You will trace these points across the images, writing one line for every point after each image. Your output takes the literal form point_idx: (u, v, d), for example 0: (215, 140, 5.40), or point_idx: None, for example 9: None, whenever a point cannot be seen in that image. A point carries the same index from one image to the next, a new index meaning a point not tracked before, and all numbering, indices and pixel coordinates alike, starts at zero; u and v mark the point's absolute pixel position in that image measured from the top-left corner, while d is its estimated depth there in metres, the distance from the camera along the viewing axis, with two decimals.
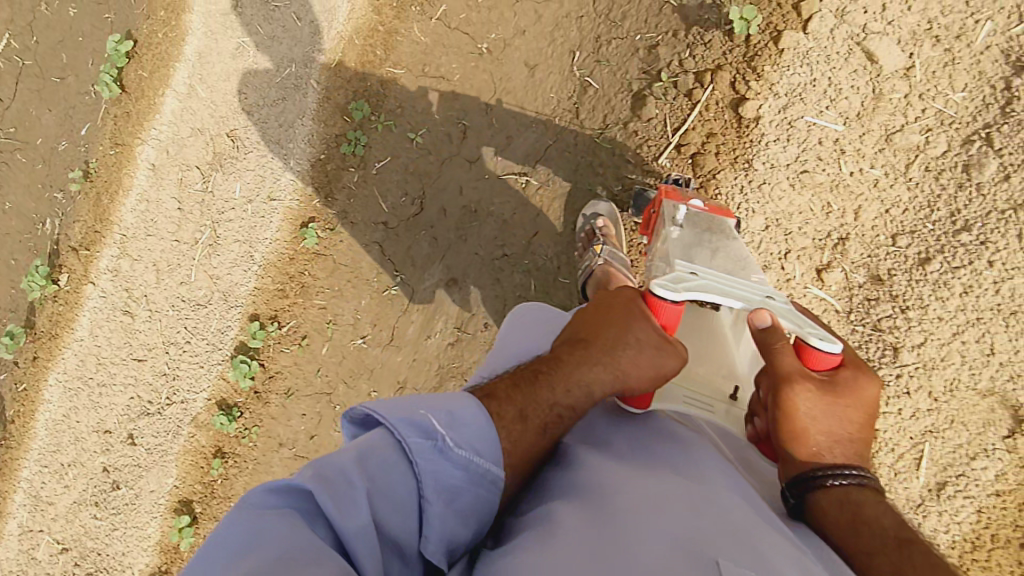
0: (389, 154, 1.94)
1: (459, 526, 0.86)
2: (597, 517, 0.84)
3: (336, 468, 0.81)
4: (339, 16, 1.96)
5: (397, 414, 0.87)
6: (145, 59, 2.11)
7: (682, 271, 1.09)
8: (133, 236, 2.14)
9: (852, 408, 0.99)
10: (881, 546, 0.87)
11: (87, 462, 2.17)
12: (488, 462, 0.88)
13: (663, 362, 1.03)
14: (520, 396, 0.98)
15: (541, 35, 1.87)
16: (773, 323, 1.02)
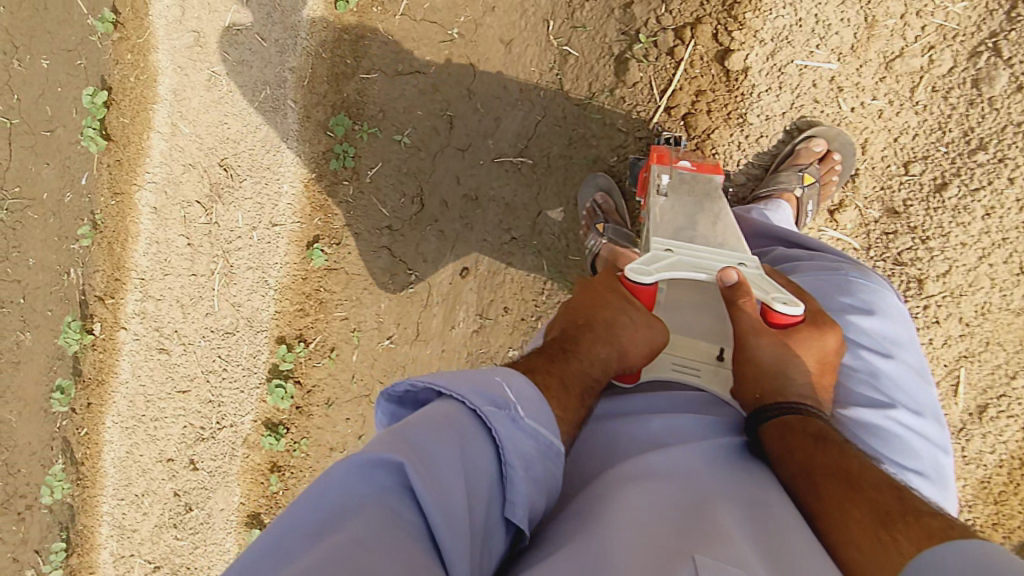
0: (380, 160, 1.91)
1: (536, 493, 0.88)
2: (600, 514, 0.84)
3: (417, 436, 0.80)
4: (303, 30, 1.93)
5: (470, 386, 0.89)
6: (124, 104, 2.11)
7: (657, 249, 1.15)
8: (151, 278, 2.20)
9: (807, 356, 1.03)
10: (800, 443, 0.94)
11: (158, 490, 2.31)
12: (552, 433, 0.92)
13: (654, 336, 1.10)
14: (558, 367, 1.03)
15: (512, 9, 1.79)
16: (739, 280, 1.05)
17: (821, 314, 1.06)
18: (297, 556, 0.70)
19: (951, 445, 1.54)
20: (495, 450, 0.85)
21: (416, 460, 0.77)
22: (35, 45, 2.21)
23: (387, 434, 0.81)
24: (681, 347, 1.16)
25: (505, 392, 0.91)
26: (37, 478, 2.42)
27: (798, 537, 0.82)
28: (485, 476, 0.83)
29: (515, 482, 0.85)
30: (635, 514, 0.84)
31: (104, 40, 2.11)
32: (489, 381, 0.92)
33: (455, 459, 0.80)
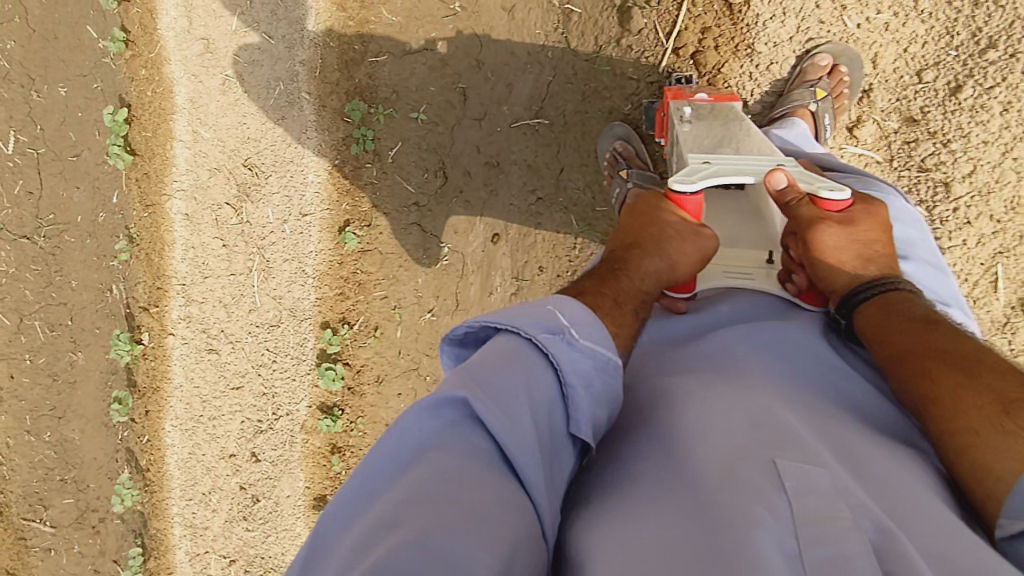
0: (399, 139, 1.97)
1: (599, 411, 0.90)
2: (670, 434, 0.88)
3: (481, 372, 0.82)
4: (309, 24, 1.98)
5: (524, 318, 0.91)
6: (145, 119, 2.18)
7: (695, 163, 1.20)
8: (192, 283, 2.27)
9: (870, 230, 1.12)
10: (908, 328, 1.00)
11: (224, 486, 2.41)
12: (608, 349, 0.92)
13: (702, 243, 1.15)
14: (608, 287, 1.05)
15: None
16: (788, 181, 1.13)
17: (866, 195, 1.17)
18: (383, 497, 0.75)
19: (997, 340, 1.59)
20: (556, 375, 0.86)
21: (482, 397, 0.79)
22: (50, 74, 2.27)
23: (452, 375, 0.85)
24: (732, 257, 1.26)
25: (557, 318, 0.92)
26: (107, 489, 2.52)
27: (863, 451, 0.87)
28: (550, 402, 0.85)
29: (578, 400, 0.87)
30: (714, 429, 0.85)
31: (117, 60, 2.18)
32: (541, 311, 0.93)
33: (519, 390, 0.82)
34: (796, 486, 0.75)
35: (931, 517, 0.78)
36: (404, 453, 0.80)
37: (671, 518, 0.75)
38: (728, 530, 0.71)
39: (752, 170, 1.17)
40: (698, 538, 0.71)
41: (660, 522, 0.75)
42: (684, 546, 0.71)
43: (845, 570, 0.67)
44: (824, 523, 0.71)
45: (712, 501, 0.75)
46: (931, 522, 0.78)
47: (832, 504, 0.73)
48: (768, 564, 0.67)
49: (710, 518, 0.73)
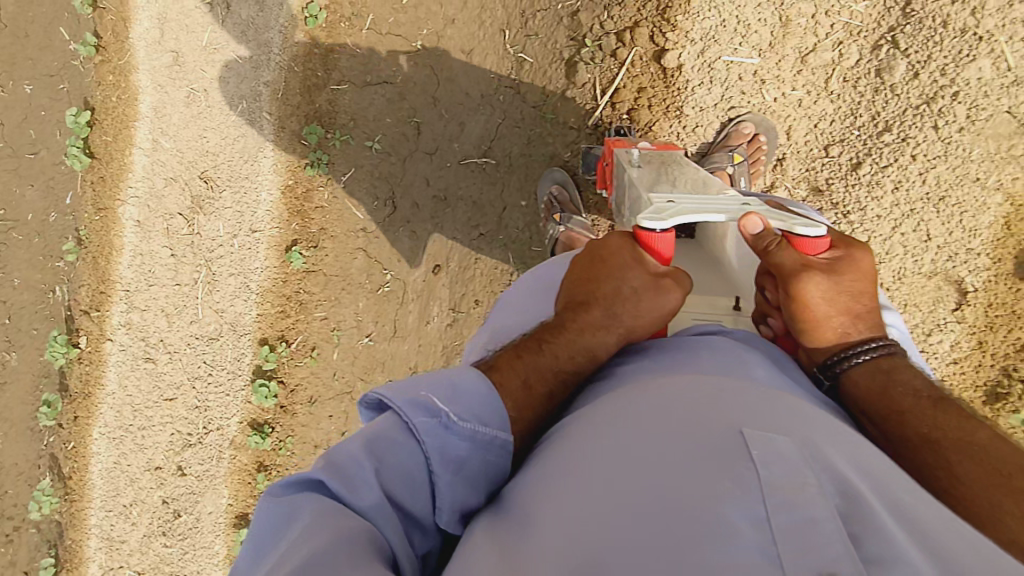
0: (353, 166, 2.05)
1: (469, 491, 0.91)
2: (624, 410, 0.87)
3: (345, 456, 0.87)
4: (276, 47, 2.08)
5: (403, 396, 0.93)
6: (106, 124, 2.24)
7: (661, 202, 1.14)
8: (135, 290, 2.31)
9: (858, 282, 1.08)
10: (916, 406, 1.00)
11: (147, 499, 2.37)
12: (494, 428, 0.93)
13: (664, 299, 1.10)
14: (522, 365, 1.03)
15: (471, 20, 1.95)
16: (764, 228, 1.09)
17: (848, 239, 1.12)
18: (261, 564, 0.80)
19: None
20: (423, 456, 0.89)
21: (336, 475, 0.85)
22: (19, 71, 2.33)
23: (327, 452, 0.90)
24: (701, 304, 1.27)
25: (435, 398, 0.92)
26: (24, 498, 2.45)
27: (825, 421, 0.86)
28: (412, 478, 0.88)
29: (443, 484, 0.89)
30: (677, 402, 0.84)
31: (86, 63, 2.23)
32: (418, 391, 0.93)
33: (374, 468, 0.85)
34: (763, 456, 0.73)
35: (904, 489, 0.77)
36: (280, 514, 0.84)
37: (633, 484, 0.74)
38: (692, 504, 0.69)
39: (725, 210, 1.11)
40: (661, 513, 0.69)
41: (618, 494, 0.73)
42: (644, 515, 0.70)
43: (816, 532, 0.65)
44: (790, 490, 0.69)
45: (674, 474, 0.74)
46: (904, 488, 0.77)
47: (799, 471, 0.72)
48: (733, 536, 0.65)
49: (673, 493, 0.71)
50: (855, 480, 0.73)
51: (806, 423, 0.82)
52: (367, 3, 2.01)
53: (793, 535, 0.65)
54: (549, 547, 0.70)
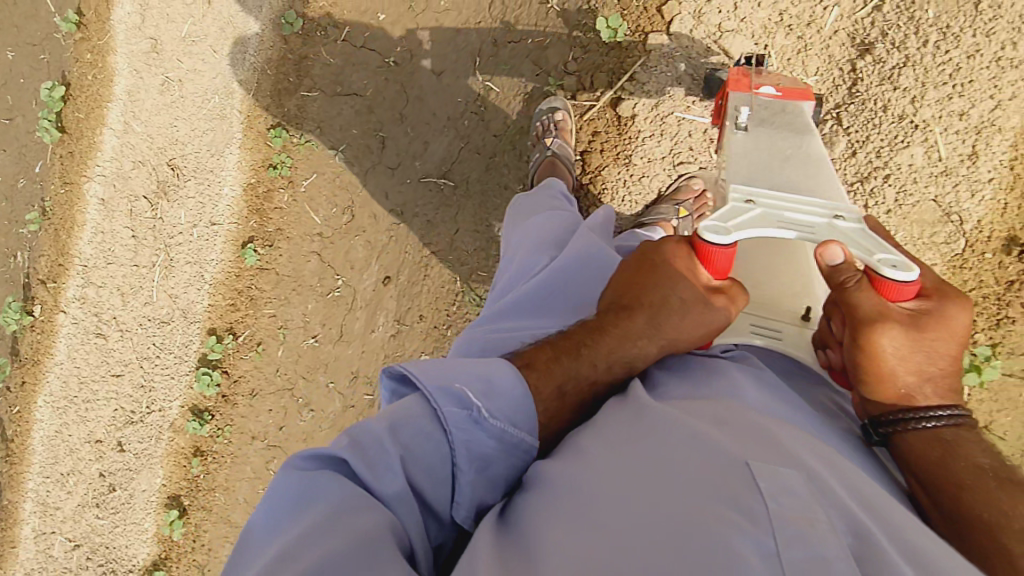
0: (314, 171, 2.27)
1: (488, 490, 0.92)
2: (636, 431, 0.88)
3: (368, 438, 0.87)
4: (252, 49, 2.38)
5: (434, 380, 0.92)
6: (80, 102, 2.61)
7: (737, 203, 1.12)
8: (94, 266, 2.57)
9: (942, 343, 0.95)
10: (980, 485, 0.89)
11: (84, 469, 2.44)
12: (523, 433, 0.94)
13: (713, 316, 1.06)
14: (559, 371, 1.00)
15: (446, 45, 2.10)
16: (845, 259, 1.01)
17: (947, 288, 0.97)
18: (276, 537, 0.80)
19: None
20: (450, 448, 0.89)
21: (362, 459, 0.85)
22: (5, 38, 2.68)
23: (348, 434, 0.89)
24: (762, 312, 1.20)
25: (468, 389, 0.91)
26: None
27: (837, 459, 0.87)
28: (437, 471, 0.88)
29: (465, 480, 0.90)
30: (685, 432, 0.85)
31: (66, 38, 2.61)
32: (450, 379, 0.92)
33: (399, 455, 0.86)
34: (770, 487, 0.74)
35: (916, 532, 0.77)
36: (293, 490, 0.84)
37: (643, 516, 0.74)
38: (702, 535, 0.69)
39: (802, 230, 1.09)
40: (667, 539, 0.70)
41: (625, 519, 0.74)
42: (654, 545, 0.70)
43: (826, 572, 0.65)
44: (800, 525, 0.70)
45: (681, 501, 0.75)
46: (917, 531, 0.77)
47: (807, 507, 0.72)
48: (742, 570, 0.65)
49: (679, 518, 0.72)
50: (862, 516, 0.74)
51: (815, 459, 0.83)
52: (345, 16, 2.27)
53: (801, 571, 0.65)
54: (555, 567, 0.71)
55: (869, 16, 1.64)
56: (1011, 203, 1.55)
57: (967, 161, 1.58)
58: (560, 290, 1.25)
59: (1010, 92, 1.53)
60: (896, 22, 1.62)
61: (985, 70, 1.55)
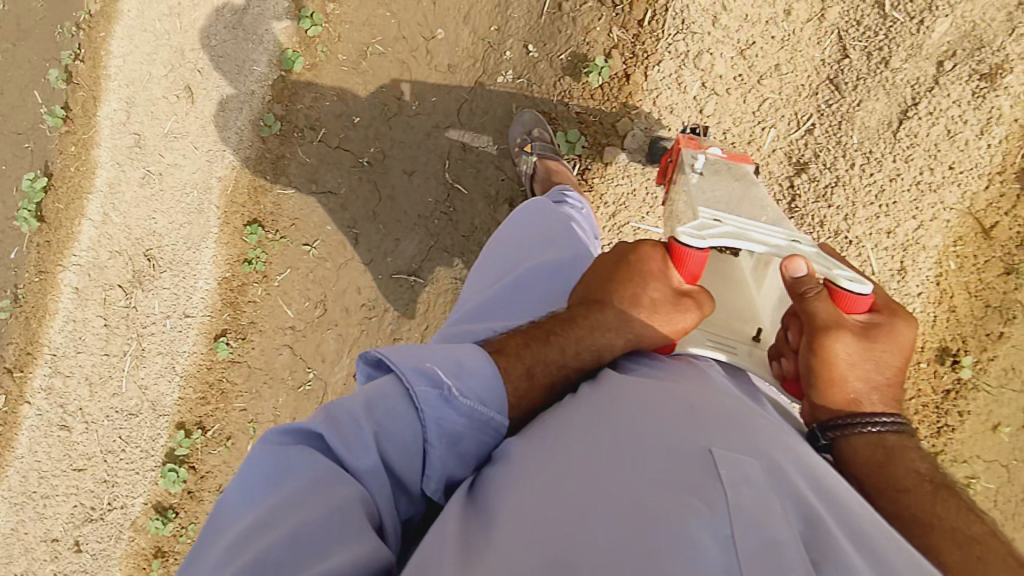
0: (287, 268, 2.38)
1: (457, 463, 1.11)
2: (610, 418, 1.04)
3: (345, 416, 1.06)
4: (231, 149, 2.50)
5: (408, 364, 1.10)
6: (61, 192, 2.66)
7: (706, 220, 1.24)
8: (63, 355, 2.56)
9: (886, 352, 1.16)
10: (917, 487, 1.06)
11: (38, 571, 2.40)
12: (491, 410, 1.11)
13: (679, 316, 1.22)
14: (529, 355, 1.18)
15: (416, 146, 2.41)
16: (806, 272, 1.16)
17: (894, 306, 1.19)
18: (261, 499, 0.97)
19: None
20: (420, 424, 1.06)
21: (338, 435, 1.03)
22: None
23: (325, 412, 1.08)
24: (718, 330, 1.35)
25: (437, 371, 1.09)
26: None
27: (781, 440, 1.03)
28: (409, 447, 1.06)
29: (435, 454, 1.08)
30: (671, 423, 1.00)
31: (52, 130, 2.69)
32: (421, 363, 1.10)
33: (372, 431, 1.04)
34: (732, 476, 0.90)
35: (854, 516, 0.92)
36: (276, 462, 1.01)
37: (625, 488, 0.89)
38: (672, 510, 0.85)
39: (773, 246, 1.20)
40: (644, 511, 0.85)
41: (604, 491, 0.89)
42: (631, 514, 0.85)
43: (777, 549, 0.81)
44: (757, 513, 0.85)
45: (655, 480, 0.90)
46: (856, 516, 0.92)
47: (765, 498, 0.88)
48: (704, 543, 0.81)
49: (653, 495, 0.87)
50: (813, 505, 0.90)
51: (771, 449, 0.98)
52: (321, 119, 2.45)
53: (757, 551, 0.81)
54: (548, 533, 0.85)
55: (799, 139, 1.95)
56: (939, 315, 1.80)
57: (896, 276, 1.84)
58: (530, 290, 1.44)
59: (929, 212, 1.81)
60: (826, 145, 1.91)
61: (907, 191, 1.82)
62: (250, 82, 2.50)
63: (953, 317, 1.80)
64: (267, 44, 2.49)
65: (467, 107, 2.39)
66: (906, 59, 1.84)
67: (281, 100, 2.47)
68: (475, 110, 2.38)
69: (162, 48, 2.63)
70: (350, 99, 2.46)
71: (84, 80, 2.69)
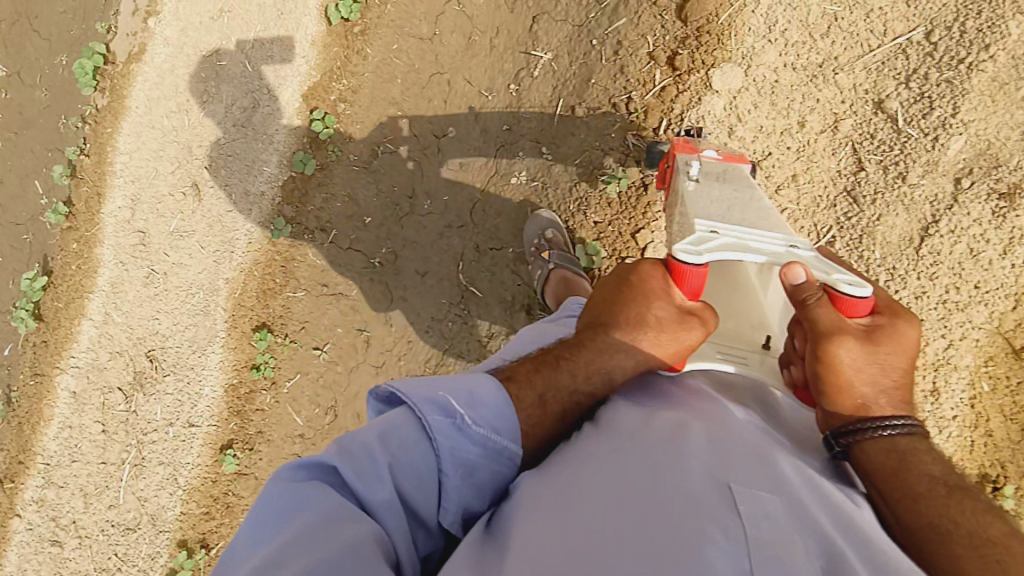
0: (297, 372, 2.38)
1: (473, 496, 1.06)
2: (623, 446, 1.01)
3: (359, 447, 1.00)
4: (239, 249, 2.46)
5: (421, 393, 1.06)
6: (61, 290, 2.62)
7: (702, 231, 1.24)
8: (57, 464, 2.53)
9: (892, 354, 1.10)
10: (931, 491, 1.01)
11: None
12: (505, 440, 1.07)
13: (687, 334, 1.18)
14: (540, 381, 1.15)
15: (429, 247, 2.39)
16: (804, 279, 1.15)
17: (897, 305, 1.14)
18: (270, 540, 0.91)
19: None
20: (435, 454, 1.02)
21: (353, 467, 0.98)
22: None
23: (338, 444, 1.02)
24: (727, 344, 1.34)
25: (451, 399, 1.06)
26: None
27: (799, 467, 1.01)
28: (424, 477, 1.01)
29: (451, 485, 1.03)
30: (694, 448, 0.98)
31: (54, 227, 2.65)
32: (435, 391, 1.07)
33: (388, 462, 0.99)
34: (749, 513, 0.88)
35: (878, 547, 0.90)
36: (287, 499, 0.95)
37: (641, 521, 0.88)
38: (683, 547, 0.83)
39: (771, 254, 1.22)
40: (658, 550, 0.84)
41: (616, 530, 0.88)
42: (645, 557, 0.83)
43: None
44: (774, 551, 0.83)
45: (669, 516, 0.88)
46: (880, 547, 0.90)
47: (784, 533, 0.86)
48: None
49: (667, 534, 0.85)
50: (836, 542, 0.87)
51: (790, 480, 0.96)
52: (332, 220, 2.43)
53: None
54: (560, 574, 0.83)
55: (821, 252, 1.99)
56: (977, 438, 1.82)
57: (929, 397, 1.85)
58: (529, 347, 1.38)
59: (958, 331, 1.84)
60: (847, 258, 1.96)
61: (933, 310, 1.86)
62: (260, 182, 2.47)
63: (991, 441, 1.82)
64: (277, 145, 2.47)
65: (480, 207, 2.39)
66: (923, 175, 1.90)
67: (291, 201, 2.44)
68: (489, 208, 2.38)
69: (170, 144, 2.57)
70: (361, 199, 2.44)
71: (88, 175, 2.64)
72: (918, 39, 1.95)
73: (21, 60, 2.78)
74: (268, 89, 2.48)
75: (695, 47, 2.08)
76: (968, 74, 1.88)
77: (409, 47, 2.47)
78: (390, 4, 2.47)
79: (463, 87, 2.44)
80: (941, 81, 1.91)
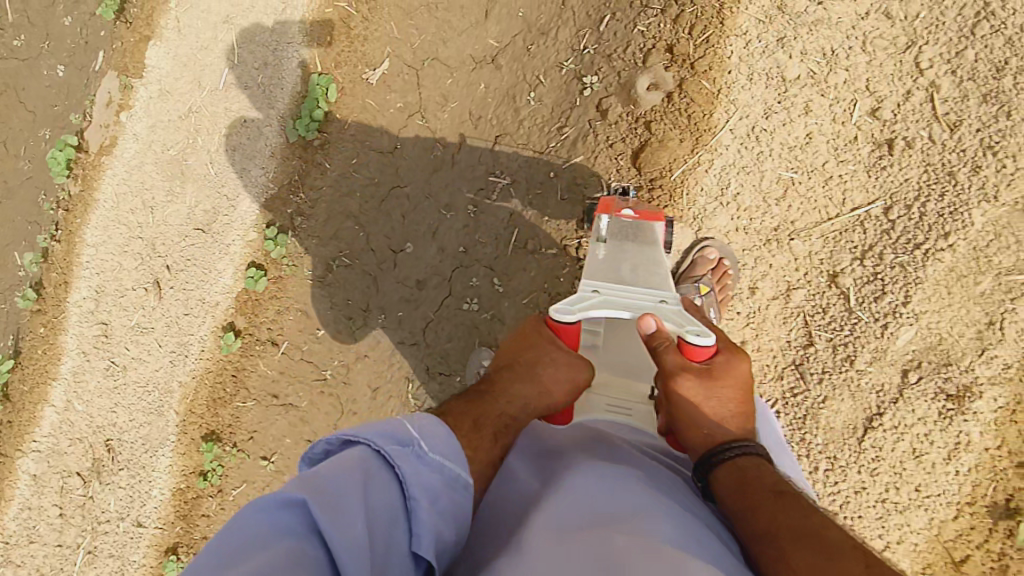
0: (244, 480, 2.38)
1: (443, 526, 0.97)
2: (561, 534, 0.96)
3: (323, 479, 0.89)
4: (193, 354, 2.50)
5: (374, 430, 1.01)
6: (26, 372, 2.68)
7: (583, 292, 1.38)
8: (16, 544, 2.64)
9: (727, 388, 1.24)
10: (763, 500, 1.09)
11: None
12: (460, 467, 1.03)
13: (575, 372, 1.30)
14: (476, 408, 1.23)
15: (382, 359, 2.32)
16: (656, 328, 1.29)
17: (732, 346, 1.29)
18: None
19: None
20: (399, 484, 0.95)
21: (319, 499, 0.86)
22: None
23: (298, 479, 0.91)
24: (619, 393, 1.39)
25: (407, 431, 1.02)
26: None
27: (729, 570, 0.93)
28: (391, 511, 0.92)
29: (420, 512, 0.94)
30: (620, 536, 0.93)
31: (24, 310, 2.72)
32: (391, 425, 1.03)
33: (359, 492, 0.90)
34: None
35: None
36: (241, 541, 0.83)
37: None
38: None
39: (633, 309, 1.34)
40: None
41: None
42: None
43: None
44: None
45: None
46: None
47: None
48: None
49: None
50: None
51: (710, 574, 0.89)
52: (283, 330, 2.42)
53: None
54: None
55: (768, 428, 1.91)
56: None
57: None
58: None
59: (896, 534, 1.80)
60: (790, 438, 1.89)
61: (873, 507, 1.81)
62: (216, 292, 2.48)
63: None
64: (232, 256, 2.47)
65: (433, 327, 2.28)
66: (871, 361, 1.83)
67: (244, 312, 2.45)
68: (439, 329, 2.27)
69: (135, 240, 2.59)
70: (315, 312, 2.40)
71: (58, 261, 2.69)
72: (877, 213, 1.86)
73: (6, 132, 2.83)
74: (232, 194, 2.50)
75: (647, 200, 2.00)
76: (923, 261, 1.80)
77: (371, 158, 2.39)
78: (353, 120, 2.41)
79: (422, 203, 2.33)
80: (895, 263, 1.83)
